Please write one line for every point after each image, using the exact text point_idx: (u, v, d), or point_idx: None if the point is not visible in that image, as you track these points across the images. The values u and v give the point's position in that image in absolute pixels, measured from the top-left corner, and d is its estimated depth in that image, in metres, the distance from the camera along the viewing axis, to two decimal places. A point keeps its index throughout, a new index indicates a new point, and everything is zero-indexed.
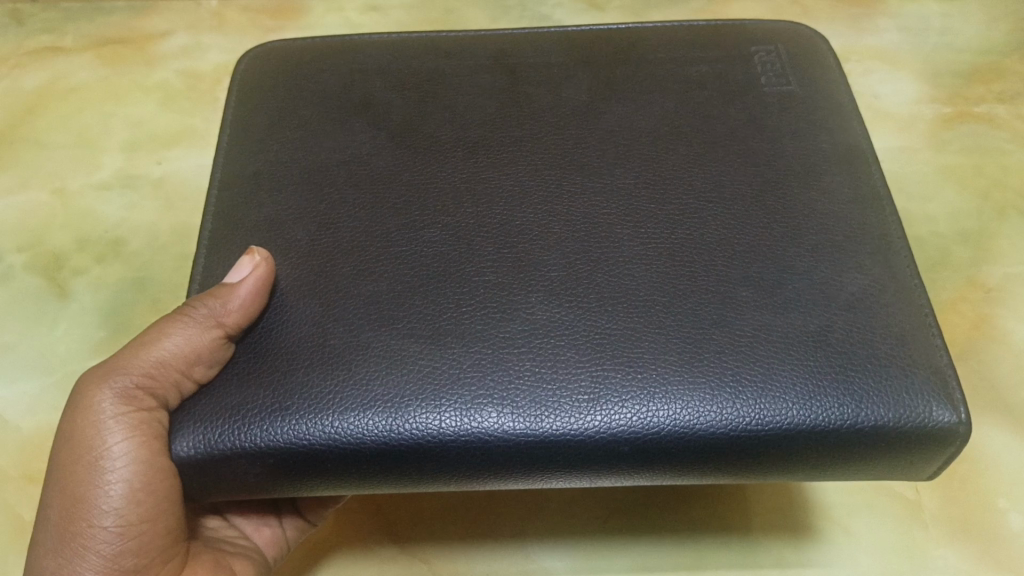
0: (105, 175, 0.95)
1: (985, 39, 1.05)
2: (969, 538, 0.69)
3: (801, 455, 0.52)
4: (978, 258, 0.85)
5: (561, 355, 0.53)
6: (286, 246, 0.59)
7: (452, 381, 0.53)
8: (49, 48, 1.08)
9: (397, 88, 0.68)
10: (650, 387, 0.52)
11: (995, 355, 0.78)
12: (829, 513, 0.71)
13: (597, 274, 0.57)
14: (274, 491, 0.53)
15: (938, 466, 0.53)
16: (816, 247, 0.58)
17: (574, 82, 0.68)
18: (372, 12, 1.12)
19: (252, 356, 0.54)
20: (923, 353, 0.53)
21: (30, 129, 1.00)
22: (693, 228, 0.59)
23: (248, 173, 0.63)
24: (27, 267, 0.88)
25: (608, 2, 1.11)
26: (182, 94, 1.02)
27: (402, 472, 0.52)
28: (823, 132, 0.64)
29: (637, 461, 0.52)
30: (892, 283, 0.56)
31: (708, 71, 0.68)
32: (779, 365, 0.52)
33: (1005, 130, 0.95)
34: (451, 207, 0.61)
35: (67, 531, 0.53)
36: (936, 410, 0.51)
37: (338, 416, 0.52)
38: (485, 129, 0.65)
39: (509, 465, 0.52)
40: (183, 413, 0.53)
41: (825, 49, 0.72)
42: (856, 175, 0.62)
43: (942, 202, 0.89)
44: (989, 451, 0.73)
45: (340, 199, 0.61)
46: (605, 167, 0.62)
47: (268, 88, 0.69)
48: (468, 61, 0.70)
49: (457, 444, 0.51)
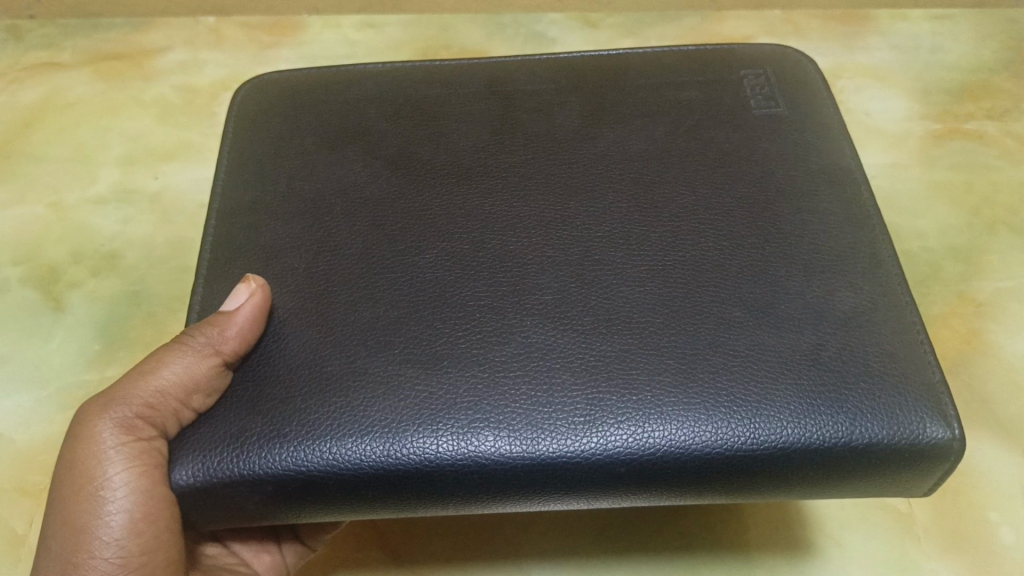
0: (101, 189, 0.95)
1: (975, 58, 1.06)
2: (958, 551, 0.70)
3: (796, 474, 0.52)
4: (969, 273, 0.85)
5: (557, 379, 0.54)
6: (282, 273, 0.59)
7: (449, 406, 0.53)
8: (45, 64, 1.08)
9: (391, 116, 0.69)
10: (645, 408, 0.52)
11: (985, 369, 0.79)
12: (823, 527, 0.71)
13: (591, 296, 0.57)
14: (274, 517, 0.54)
15: (932, 482, 0.54)
16: (808, 266, 0.58)
17: (566, 108, 0.69)
18: (368, 29, 1.13)
19: (250, 383, 0.55)
20: (916, 370, 0.54)
21: (25, 143, 1.00)
22: (686, 250, 0.59)
23: (248, 200, 0.64)
24: (23, 279, 0.88)
25: (602, 20, 1.13)
26: (179, 109, 1.03)
27: (401, 496, 0.53)
28: (814, 153, 0.65)
29: (634, 482, 0.52)
30: (883, 301, 0.56)
31: (698, 94, 0.69)
32: (774, 384, 0.53)
33: (994, 146, 0.96)
34: (446, 231, 0.61)
35: (69, 563, 0.52)
36: (929, 426, 0.52)
37: (336, 442, 0.52)
38: (480, 156, 0.66)
39: (508, 488, 0.52)
40: (182, 441, 0.53)
41: (814, 73, 0.72)
42: (846, 196, 0.62)
43: (932, 218, 0.90)
44: (980, 464, 0.74)
45: (336, 226, 0.62)
46: (599, 190, 0.63)
47: (264, 115, 0.70)
48: (463, 88, 0.71)
49: (455, 468, 0.52)
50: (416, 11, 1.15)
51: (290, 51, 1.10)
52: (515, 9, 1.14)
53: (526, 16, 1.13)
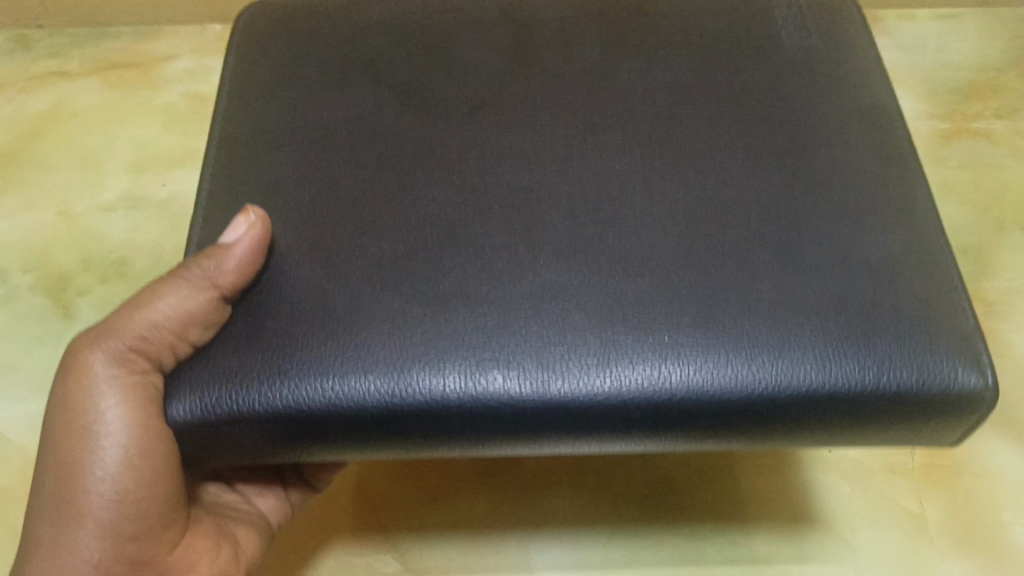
0: (109, 196, 0.96)
1: (983, 56, 1.05)
2: (972, 551, 0.69)
3: (816, 418, 0.52)
4: (979, 272, 0.85)
5: (570, 317, 0.52)
6: (289, 205, 0.58)
7: (459, 343, 0.52)
8: (53, 73, 1.08)
9: (403, 41, 0.67)
10: (662, 348, 0.52)
11: (996, 368, 0.78)
12: (834, 528, 0.71)
13: (608, 234, 0.56)
14: (277, 453, 0.53)
15: (963, 433, 0.54)
16: (836, 208, 0.57)
17: (588, 33, 0.67)
18: None
19: (250, 317, 0.53)
20: (945, 316, 0.53)
21: (34, 151, 1.00)
22: (707, 187, 0.58)
23: (254, 133, 0.62)
24: (32, 287, 0.88)
25: None
26: (186, 117, 1.03)
27: (408, 435, 0.52)
28: (847, 95, 0.63)
29: (648, 424, 0.52)
30: (919, 247, 0.56)
31: (729, 24, 0.68)
32: (800, 328, 0.52)
33: (1002, 145, 0.95)
34: (457, 162, 0.60)
35: (64, 498, 0.54)
36: (966, 374, 0.52)
37: (343, 378, 0.51)
38: (495, 85, 0.64)
39: (519, 429, 0.52)
40: (181, 374, 0.52)
41: (852, 7, 0.71)
42: (876, 135, 0.61)
43: (942, 217, 0.89)
44: (994, 466, 0.74)
45: (344, 156, 0.60)
46: (619, 123, 0.61)
47: (270, 44, 0.68)
48: (482, 14, 0.69)
49: (467, 408, 0.51)
50: None
51: None
52: None
53: None
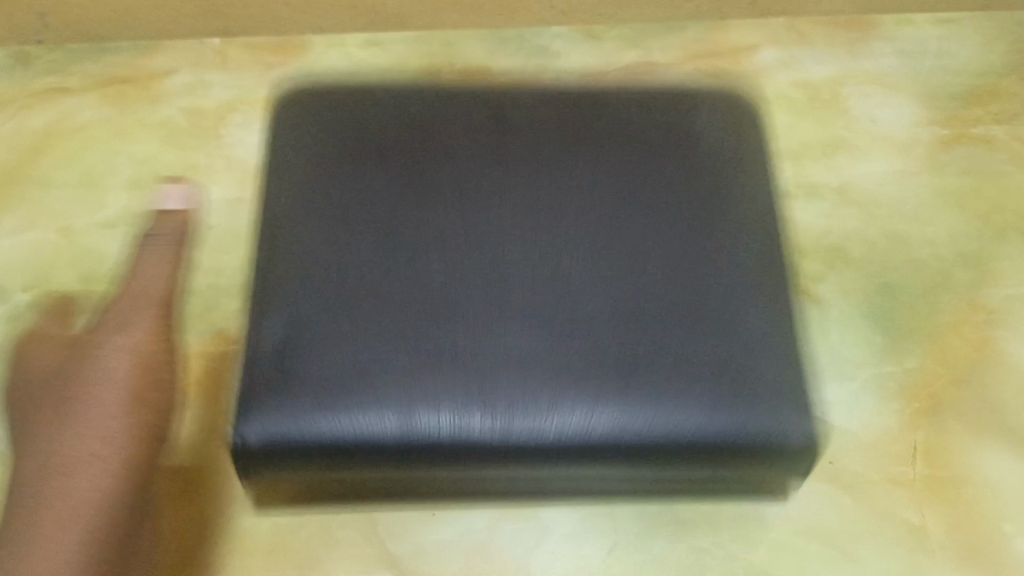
0: (111, 215, 0.96)
1: (982, 61, 1.05)
2: (974, 562, 0.71)
3: (693, 459, 0.61)
4: (978, 280, 0.85)
5: (533, 368, 0.60)
6: (319, 266, 0.62)
7: (453, 384, 0.59)
8: (53, 89, 1.08)
9: (398, 131, 0.68)
10: (596, 398, 0.59)
11: (996, 378, 0.79)
12: (835, 541, 0.72)
13: (574, 298, 0.61)
14: (305, 473, 0.61)
15: (804, 468, 0.64)
16: (750, 295, 0.63)
17: (544, 131, 0.69)
18: (372, 47, 1.12)
19: (299, 363, 0.60)
20: (800, 382, 0.62)
21: (35, 169, 1.00)
22: (663, 265, 0.63)
23: (271, 224, 0.65)
24: (33, 306, 0.89)
25: (606, 30, 1.11)
26: (185, 132, 1.03)
27: (391, 464, 0.61)
28: (751, 200, 0.67)
29: (578, 455, 0.60)
30: (786, 322, 0.64)
31: (658, 126, 0.69)
32: (691, 387, 0.60)
33: (1002, 151, 0.95)
34: (466, 221, 0.64)
35: None
36: (796, 430, 0.61)
37: (356, 415, 0.59)
38: (476, 173, 0.66)
39: (475, 458, 0.60)
40: (257, 403, 0.60)
41: (752, 111, 0.74)
42: (769, 253, 0.65)
43: (943, 225, 0.89)
44: (995, 477, 0.74)
45: (353, 242, 0.63)
46: (570, 219, 0.64)
47: (284, 139, 0.70)
48: (461, 108, 0.70)
49: (448, 440, 0.59)
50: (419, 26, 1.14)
51: (294, 71, 1.10)
52: (516, 24, 1.12)
53: (529, 28, 1.12)
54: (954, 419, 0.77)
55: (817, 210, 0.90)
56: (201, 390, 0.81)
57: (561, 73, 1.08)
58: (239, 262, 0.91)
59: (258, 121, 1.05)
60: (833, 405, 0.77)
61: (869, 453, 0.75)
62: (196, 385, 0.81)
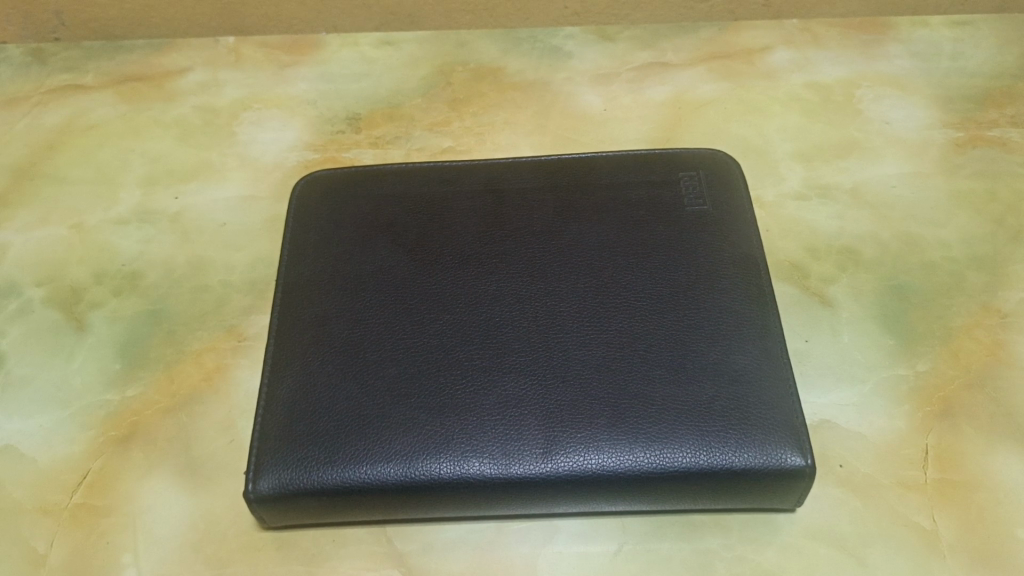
0: (123, 210, 0.96)
1: (997, 64, 1.04)
2: (987, 567, 0.67)
3: (690, 486, 0.66)
4: (992, 283, 0.84)
5: (524, 423, 0.67)
6: (332, 337, 0.72)
7: (447, 439, 0.67)
8: (69, 86, 1.10)
9: (411, 211, 0.81)
10: (591, 441, 0.66)
11: (1011, 383, 0.77)
12: (844, 544, 0.69)
13: (555, 357, 0.70)
14: (322, 516, 0.69)
15: (800, 494, 0.68)
16: (725, 337, 0.71)
17: (542, 202, 0.81)
18: (385, 46, 1.13)
19: (308, 421, 0.68)
20: (784, 414, 0.67)
21: (50, 165, 1.01)
22: (637, 318, 0.72)
23: (303, 281, 0.76)
24: (45, 299, 0.88)
25: (618, 33, 1.13)
26: (198, 129, 1.04)
27: (407, 504, 0.67)
28: (729, 248, 0.76)
29: (578, 492, 0.66)
30: (767, 362, 0.69)
31: (645, 193, 0.81)
32: (674, 424, 0.66)
33: (1017, 153, 0.94)
34: (460, 286, 0.75)
35: None
36: (789, 455, 0.65)
37: (364, 465, 0.66)
38: (479, 245, 0.78)
39: (485, 498, 0.67)
40: (268, 459, 0.67)
41: (737, 172, 0.83)
42: (754, 311, 0.72)
43: (955, 227, 0.88)
44: (1007, 481, 0.72)
45: (365, 302, 0.74)
46: (561, 273, 0.75)
47: (310, 214, 0.81)
48: (466, 188, 0.82)
49: (453, 484, 0.66)
50: (434, 29, 1.15)
51: (308, 70, 1.10)
52: (532, 24, 1.14)
53: (544, 30, 1.14)
54: (967, 423, 0.75)
55: (829, 212, 0.91)
56: (214, 384, 0.81)
57: (575, 71, 1.08)
58: (251, 258, 0.91)
59: (272, 118, 1.05)
60: (843, 407, 0.77)
61: (879, 455, 0.74)
62: (207, 380, 0.81)
